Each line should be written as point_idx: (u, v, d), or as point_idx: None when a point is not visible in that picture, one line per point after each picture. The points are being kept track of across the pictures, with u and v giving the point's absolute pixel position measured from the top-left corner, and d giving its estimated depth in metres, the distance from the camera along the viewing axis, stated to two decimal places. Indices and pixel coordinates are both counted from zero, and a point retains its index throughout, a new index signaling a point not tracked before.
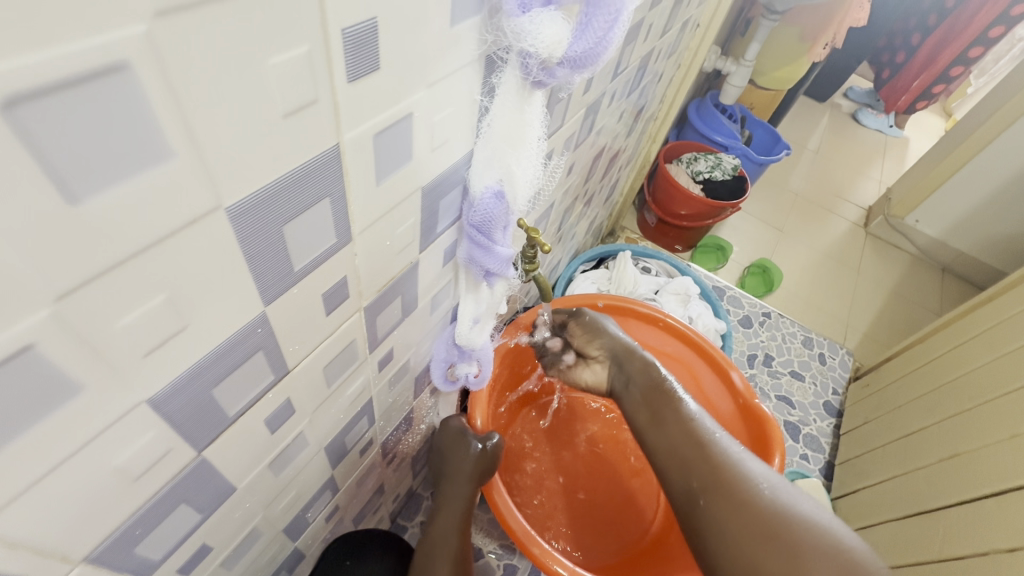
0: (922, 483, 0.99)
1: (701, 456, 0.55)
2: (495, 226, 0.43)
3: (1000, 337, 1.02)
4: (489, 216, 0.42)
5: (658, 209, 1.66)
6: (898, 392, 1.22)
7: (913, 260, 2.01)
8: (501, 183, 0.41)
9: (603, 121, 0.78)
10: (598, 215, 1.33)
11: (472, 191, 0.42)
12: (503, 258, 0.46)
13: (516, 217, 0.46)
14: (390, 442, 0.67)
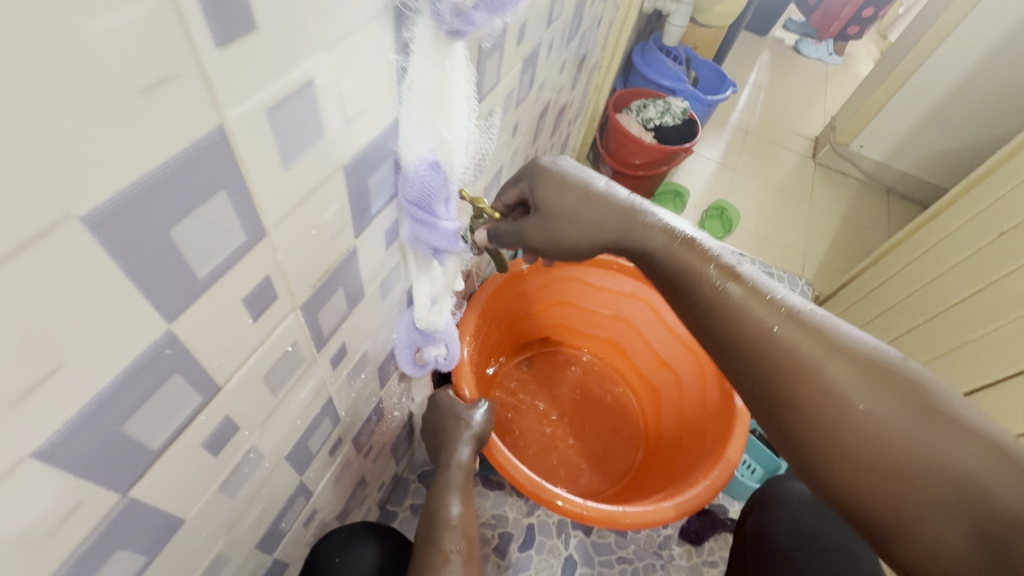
0: None
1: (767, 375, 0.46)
2: (435, 199, 0.40)
3: (942, 250, 1.06)
4: (426, 190, 0.39)
5: (613, 161, 1.64)
6: (858, 315, 1.24)
7: (860, 185, 2.07)
8: (434, 153, 0.37)
9: (545, 74, 0.74)
10: None
11: (403, 165, 0.38)
12: (450, 233, 0.43)
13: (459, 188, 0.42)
14: (363, 435, 0.65)
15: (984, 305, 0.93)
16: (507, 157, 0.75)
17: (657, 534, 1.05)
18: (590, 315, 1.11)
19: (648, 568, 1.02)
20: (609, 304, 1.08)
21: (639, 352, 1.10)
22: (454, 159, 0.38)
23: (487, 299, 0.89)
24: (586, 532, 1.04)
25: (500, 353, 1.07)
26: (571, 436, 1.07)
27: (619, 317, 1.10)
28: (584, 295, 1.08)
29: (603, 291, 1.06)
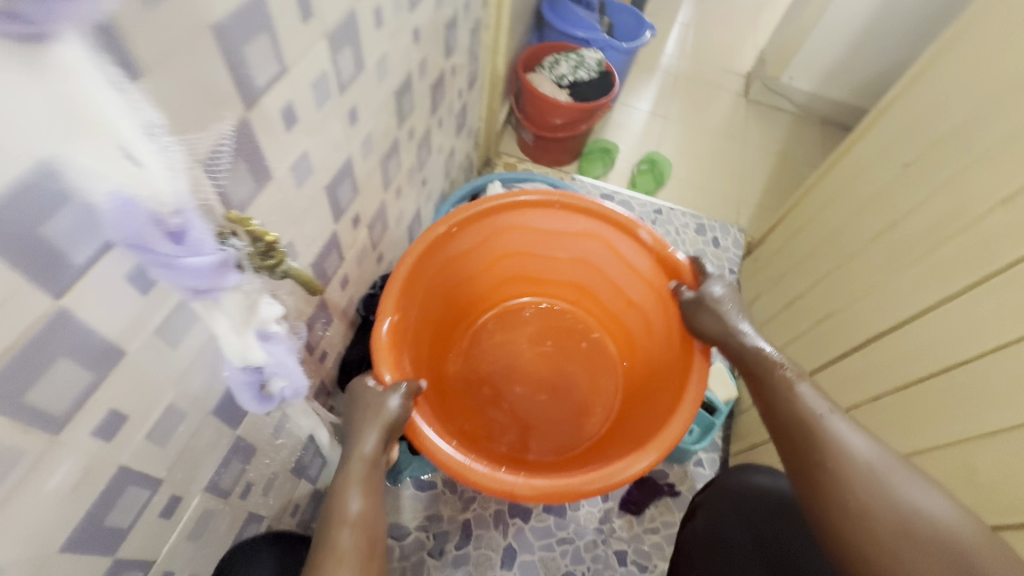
0: (872, 307, 0.79)
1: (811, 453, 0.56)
2: (152, 236, 0.34)
3: (847, 192, 0.98)
4: (133, 228, 0.33)
5: (532, 125, 1.55)
6: (797, 247, 1.12)
7: (795, 118, 2.02)
8: (122, 186, 0.31)
9: (385, 47, 0.65)
10: (458, 147, 1.21)
11: (91, 213, 0.31)
12: (203, 265, 0.36)
13: (189, 210, 0.36)
14: (221, 481, 0.59)
15: (873, 250, 0.84)
16: (355, 148, 0.66)
17: (596, 510, 1.04)
18: (550, 264, 0.99)
19: (590, 544, 1.00)
20: (563, 247, 0.96)
21: (609, 295, 0.98)
22: (153, 185, 0.33)
23: (412, 266, 0.78)
24: (524, 519, 1.01)
25: (450, 322, 0.96)
26: (536, 397, 0.95)
27: (577, 256, 0.97)
28: (536, 241, 0.96)
29: (549, 234, 0.94)
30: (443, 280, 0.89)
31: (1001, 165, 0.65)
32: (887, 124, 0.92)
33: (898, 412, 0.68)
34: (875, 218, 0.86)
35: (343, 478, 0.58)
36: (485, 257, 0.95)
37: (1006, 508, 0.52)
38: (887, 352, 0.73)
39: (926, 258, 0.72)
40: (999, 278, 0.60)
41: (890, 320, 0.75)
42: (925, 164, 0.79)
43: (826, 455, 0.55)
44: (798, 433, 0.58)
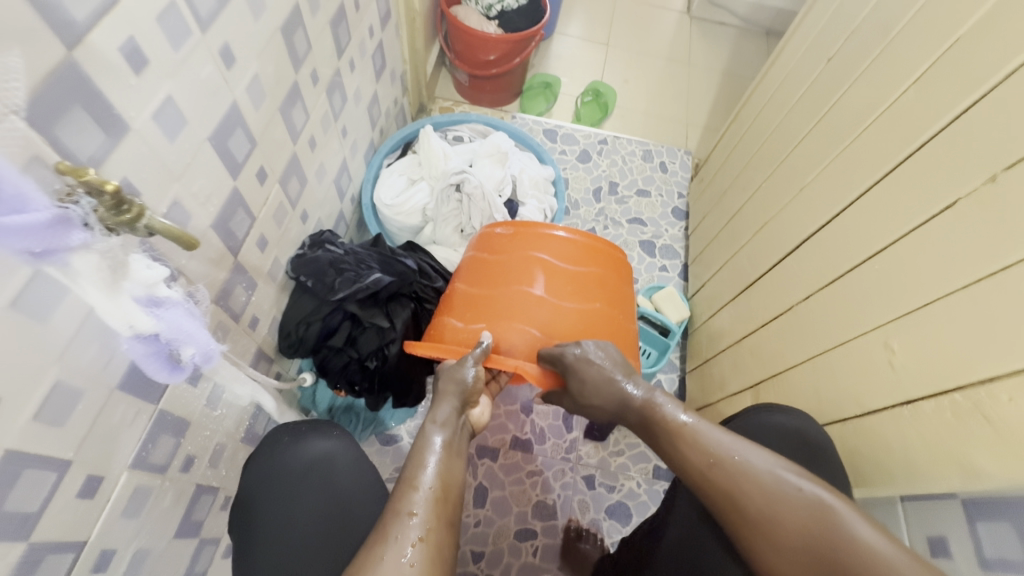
0: (798, 211, 0.80)
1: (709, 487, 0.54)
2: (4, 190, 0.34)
3: (785, 91, 0.94)
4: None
5: (464, 64, 1.46)
6: (734, 163, 1.12)
7: (738, 33, 1.96)
8: None
9: None
10: (382, 92, 1.14)
11: None
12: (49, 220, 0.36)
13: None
14: (151, 455, 0.57)
15: (811, 143, 0.80)
16: (240, 94, 0.61)
17: (563, 441, 1.06)
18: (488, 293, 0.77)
19: (558, 474, 1.03)
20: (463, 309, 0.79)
21: (515, 284, 0.76)
22: None
23: None
24: (493, 458, 1.04)
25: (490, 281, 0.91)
26: None
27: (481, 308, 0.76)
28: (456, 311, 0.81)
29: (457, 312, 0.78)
30: None
31: (930, 31, 0.60)
32: (812, 25, 0.89)
33: (819, 310, 0.69)
34: (802, 122, 0.85)
35: (424, 434, 0.58)
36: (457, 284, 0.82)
37: (920, 381, 0.52)
38: (825, 246, 0.71)
39: (842, 155, 0.72)
40: (907, 166, 0.59)
41: (826, 212, 0.72)
42: (858, 45, 0.74)
43: (735, 491, 0.52)
44: (701, 479, 0.54)
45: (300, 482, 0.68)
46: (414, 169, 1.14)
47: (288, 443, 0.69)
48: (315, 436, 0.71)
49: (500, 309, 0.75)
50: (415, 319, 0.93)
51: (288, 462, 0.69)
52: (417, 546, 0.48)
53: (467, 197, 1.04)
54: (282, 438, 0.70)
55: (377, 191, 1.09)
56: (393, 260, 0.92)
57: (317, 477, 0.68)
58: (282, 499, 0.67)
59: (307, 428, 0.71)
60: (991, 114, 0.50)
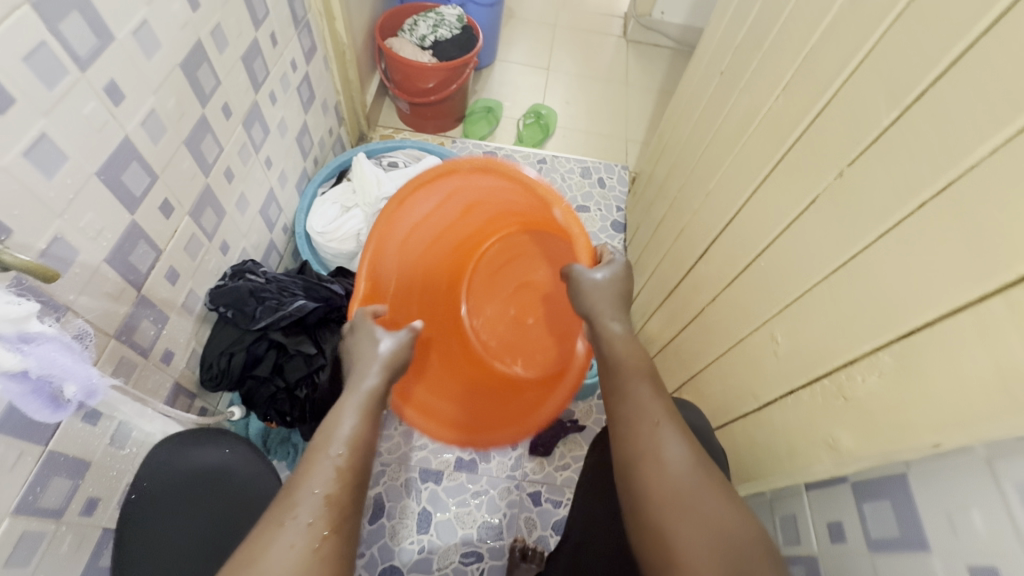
0: (705, 215, 0.83)
1: (637, 438, 0.52)
2: None
3: (693, 103, 0.99)
4: None
5: (401, 92, 1.50)
6: (659, 173, 1.17)
7: (672, 53, 2.05)
8: None
9: (142, 13, 0.60)
10: (313, 122, 1.15)
11: None
12: None
13: None
14: (42, 499, 0.55)
15: (713, 149, 0.84)
16: (133, 129, 0.61)
17: (507, 459, 1.06)
18: (516, 194, 0.86)
19: (504, 492, 1.02)
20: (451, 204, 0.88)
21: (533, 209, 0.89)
22: None
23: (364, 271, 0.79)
24: (437, 481, 1.02)
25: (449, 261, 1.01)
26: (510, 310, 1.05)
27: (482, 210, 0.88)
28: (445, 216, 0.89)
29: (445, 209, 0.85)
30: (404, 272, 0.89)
31: (790, 42, 0.65)
32: (710, 41, 0.95)
33: (720, 309, 0.72)
34: (706, 129, 0.89)
35: (336, 416, 0.56)
36: (465, 196, 0.91)
37: (798, 369, 0.54)
38: (724, 246, 0.74)
39: (734, 160, 0.75)
40: (780, 166, 0.62)
41: (725, 213, 0.76)
42: (741, 59, 0.79)
43: (648, 458, 0.50)
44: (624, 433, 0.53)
45: (188, 499, 0.66)
46: (348, 197, 1.16)
47: (178, 451, 0.68)
48: (199, 448, 0.69)
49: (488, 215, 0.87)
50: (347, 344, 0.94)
51: (176, 472, 0.67)
52: (325, 541, 0.46)
53: None
54: (169, 447, 0.68)
55: (310, 218, 1.09)
56: (320, 286, 0.93)
57: (204, 486, 0.67)
58: (165, 512, 0.65)
59: (195, 440, 0.69)
60: (835, 115, 0.54)
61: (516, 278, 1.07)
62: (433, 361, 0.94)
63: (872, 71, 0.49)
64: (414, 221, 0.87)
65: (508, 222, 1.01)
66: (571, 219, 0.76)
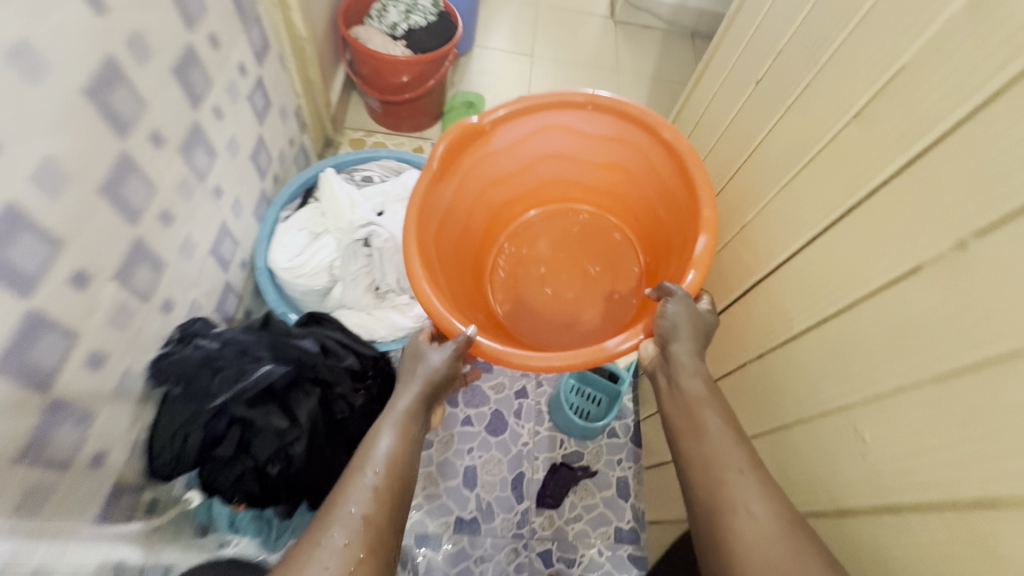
0: (747, 251, 0.72)
1: (710, 477, 0.54)
2: None
3: (717, 111, 0.87)
4: None
5: (372, 89, 1.32)
6: None
7: (664, 35, 1.91)
8: None
9: (15, 28, 0.43)
10: (270, 134, 0.98)
11: None
12: None
13: None
14: None
15: (752, 171, 0.73)
16: (17, 187, 0.45)
17: (513, 514, 0.96)
18: (678, 189, 0.81)
19: (511, 554, 0.92)
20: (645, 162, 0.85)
21: (662, 212, 0.87)
22: None
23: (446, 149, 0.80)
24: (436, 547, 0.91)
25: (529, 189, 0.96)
26: (546, 266, 0.98)
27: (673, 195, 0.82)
28: (652, 176, 0.86)
29: (668, 166, 0.82)
30: (478, 170, 0.88)
31: (867, 56, 0.53)
32: (739, 36, 0.82)
33: (783, 371, 0.62)
34: (740, 146, 0.77)
35: (371, 437, 0.60)
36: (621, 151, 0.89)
37: (902, 483, 0.45)
38: (779, 295, 0.64)
39: (785, 193, 0.64)
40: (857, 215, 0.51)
41: (776, 256, 0.65)
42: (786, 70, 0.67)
43: (721, 499, 0.52)
44: (696, 464, 0.56)
45: None
46: (318, 221, 1.00)
47: None
48: None
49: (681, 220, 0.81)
50: (325, 407, 0.78)
51: None
52: (360, 563, 0.49)
53: (377, 252, 0.91)
54: None
55: (273, 251, 0.93)
56: (288, 342, 0.76)
57: None
58: None
59: None
60: (952, 164, 0.42)
61: (560, 246, 0.99)
62: (453, 263, 0.87)
63: (1014, 115, 0.38)
64: (557, 125, 0.88)
65: (611, 208, 0.98)
66: (702, 265, 0.68)
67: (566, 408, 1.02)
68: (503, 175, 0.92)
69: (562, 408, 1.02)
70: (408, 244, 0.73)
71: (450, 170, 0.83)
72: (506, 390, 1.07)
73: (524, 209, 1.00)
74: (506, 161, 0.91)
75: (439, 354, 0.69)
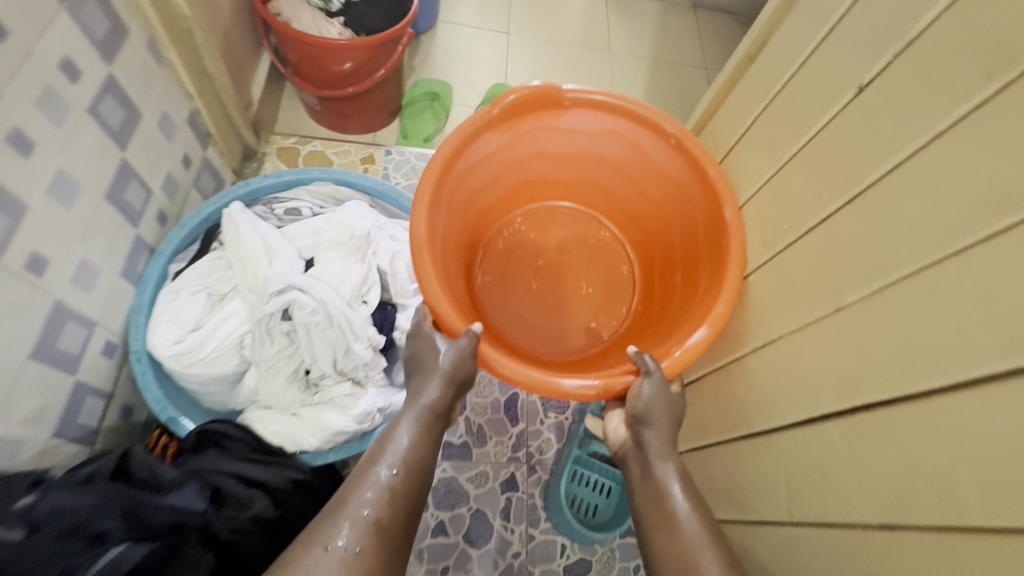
0: (837, 353, 0.47)
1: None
2: None
3: (764, 128, 0.62)
4: None
5: (305, 83, 1.02)
6: None
7: (661, 5, 1.62)
8: None
9: None
10: (146, 158, 0.70)
11: None
12: None
13: None
14: None
15: (849, 229, 0.48)
16: None
17: None
18: (706, 250, 0.65)
19: None
20: (682, 209, 0.69)
21: (676, 278, 0.71)
22: None
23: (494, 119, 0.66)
24: None
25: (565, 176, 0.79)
26: (547, 259, 0.81)
27: (699, 264, 0.66)
28: (682, 230, 0.70)
29: (705, 217, 0.65)
30: (532, 145, 0.73)
31: None
32: (806, 16, 0.56)
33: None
34: (817, 189, 0.52)
35: (367, 469, 0.49)
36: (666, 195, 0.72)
37: None
38: (910, 450, 0.40)
39: (927, 276, 0.39)
40: None
41: (902, 386, 0.41)
42: (923, 69, 0.41)
43: None
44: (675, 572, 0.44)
45: None
46: (221, 277, 0.72)
47: None
48: None
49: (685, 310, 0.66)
50: None
51: None
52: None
53: (302, 326, 0.65)
54: None
55: (152, 328, 0.66)
56: (155, 503, 0.50)
57: None
58: None
59: None
60: None
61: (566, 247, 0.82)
62: (452, 225, 0.70)
63: None
64: (612, 131, 0.70)
65: (634, 238, 0.81)
66: (692, 353, 0.57)
67: (567, 507, 0.79)
68: (554, 154, 0.76)
69: (561, 507, 0.79)
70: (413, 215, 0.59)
71: (506, 122, 0.67)
72: (489, 482, 0.83)
73: (551, 200, 0.83)
74: (550, 147, 0.74)
75: (448, 350, 0.56)
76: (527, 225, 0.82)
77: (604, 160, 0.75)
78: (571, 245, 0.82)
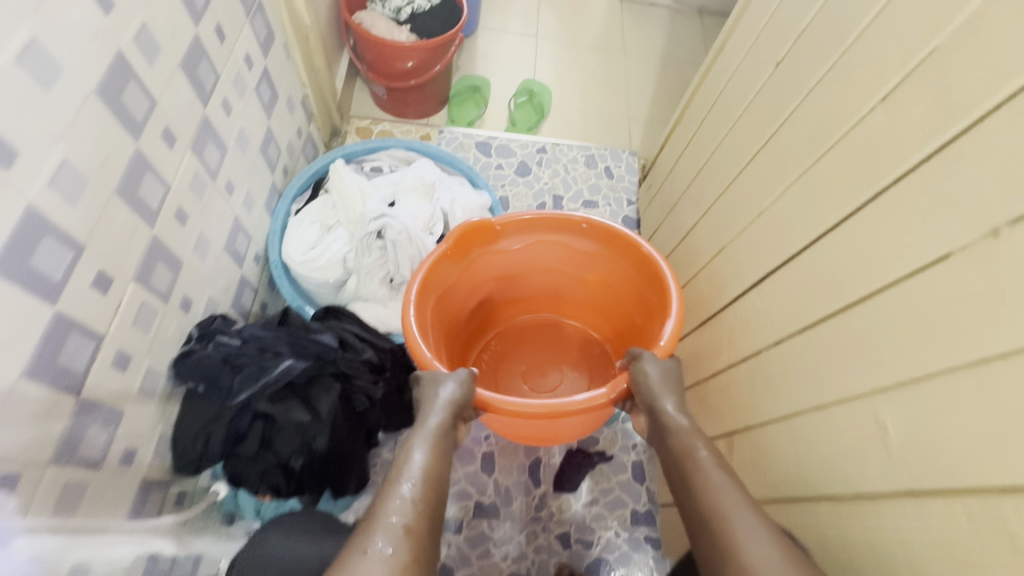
0: (762, 238, 0.70)
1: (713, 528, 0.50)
2: None
3: (731, 95, 0.85)
4: None
5: (378, 77, 1.29)
6: (689, 161, 1.01)
7: (671, 13, 1.85)
8: None
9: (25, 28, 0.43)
10: (280, 126, 0.98)
11: None
12: None
13: None
14: None
15: (771, 158, 0.71)
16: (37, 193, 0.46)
17: (530, 499, 0.97)
18: (650, 300, 0.84)
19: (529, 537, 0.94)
20: (621, 278, 0.90)
21: (637, 316, 0.91)
22: None
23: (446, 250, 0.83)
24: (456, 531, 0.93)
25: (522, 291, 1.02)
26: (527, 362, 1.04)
27: (647, 305, 0.86)
28: (626, 289, 0.90)
29: (645, 288, 0.85)
30: (493, 266, 0.94)
31: (897, 32, 0.51)
32: (761, 10, 0.79)
33: (798, 360, 0.61)
34: (756, 133, 0.75)
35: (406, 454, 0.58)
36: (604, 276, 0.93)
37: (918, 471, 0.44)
38: (794, 288, 0.63)
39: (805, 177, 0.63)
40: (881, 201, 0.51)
41: (790, 248, 0.64)
42: (811, 49, 0.64)
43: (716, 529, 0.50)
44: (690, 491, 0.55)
45: None
46: (329, 213, 0.99)
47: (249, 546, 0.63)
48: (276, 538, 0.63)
49: (650, 324, 0.84)
50: (345, 400, 0.79)
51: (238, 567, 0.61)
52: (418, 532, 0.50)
53: (390, 243, 0.91)
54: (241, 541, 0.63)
55: (286, 244, 0.93)
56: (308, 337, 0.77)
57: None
58: None
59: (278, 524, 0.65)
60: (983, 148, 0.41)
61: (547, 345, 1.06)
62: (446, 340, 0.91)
63: None
64: (547, 240, 0.90)
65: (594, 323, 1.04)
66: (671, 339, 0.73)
67: None
68: (507, 271, 0.96)
69: None
70: (408, 312, 0.75)
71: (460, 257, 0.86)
72: None
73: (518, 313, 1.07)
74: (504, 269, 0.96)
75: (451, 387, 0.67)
76: (509, 335, 1.07)
77: (550, 272, 0.98)
78: (545, 340, 1.06)
